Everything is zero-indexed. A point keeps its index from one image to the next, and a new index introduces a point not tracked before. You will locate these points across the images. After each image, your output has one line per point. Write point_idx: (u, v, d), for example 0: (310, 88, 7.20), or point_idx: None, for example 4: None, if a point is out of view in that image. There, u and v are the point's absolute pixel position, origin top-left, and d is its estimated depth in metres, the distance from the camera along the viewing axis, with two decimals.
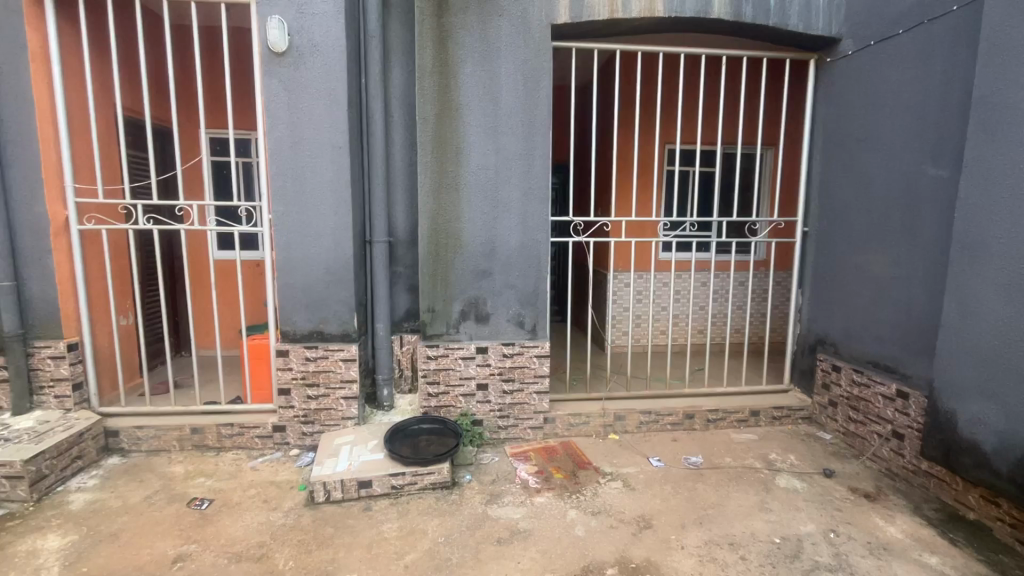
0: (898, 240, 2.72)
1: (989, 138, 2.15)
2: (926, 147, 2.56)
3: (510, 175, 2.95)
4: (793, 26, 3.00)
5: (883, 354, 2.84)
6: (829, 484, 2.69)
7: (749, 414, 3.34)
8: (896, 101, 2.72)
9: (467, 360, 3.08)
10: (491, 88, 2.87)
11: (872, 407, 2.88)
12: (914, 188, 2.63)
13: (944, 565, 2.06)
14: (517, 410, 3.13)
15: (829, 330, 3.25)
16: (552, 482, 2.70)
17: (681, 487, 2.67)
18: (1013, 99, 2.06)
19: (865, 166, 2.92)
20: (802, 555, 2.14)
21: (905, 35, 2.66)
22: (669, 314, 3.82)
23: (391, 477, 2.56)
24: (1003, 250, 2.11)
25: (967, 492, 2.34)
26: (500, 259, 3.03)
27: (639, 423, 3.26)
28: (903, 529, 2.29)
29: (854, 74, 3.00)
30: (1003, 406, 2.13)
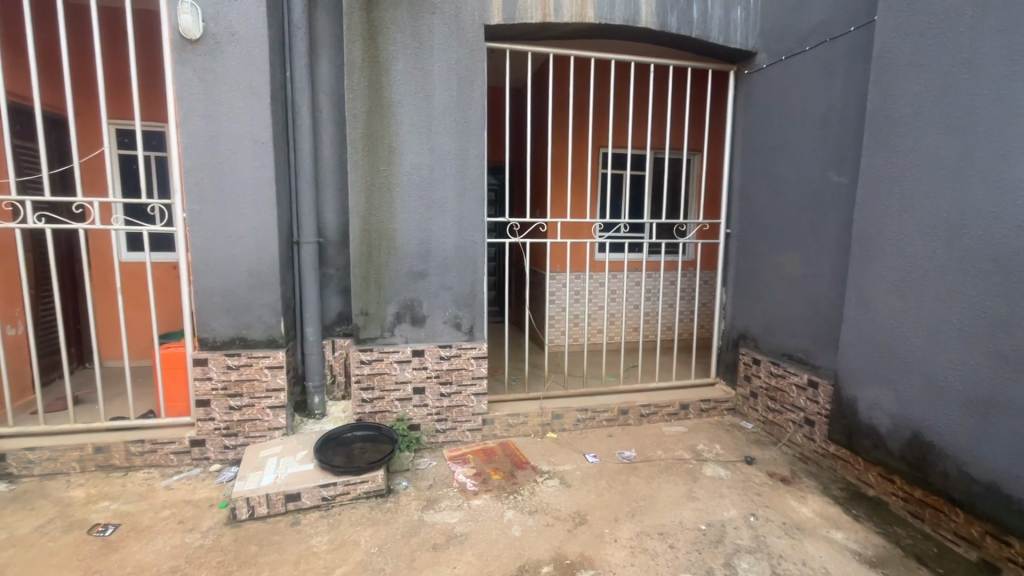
0: (807, 241, 2.95)
1: (879, 149, 2.37)
2: (830, 156, 2.78)
3: (444, 175, 2.92)
4: (714, 38, 3.17)
5: (796, 347, 3.06)
6: (749, 470, 2.86)
7: (679, 407, 3.49)
8: (803, 112, 2.94)
9: (403, 364, 3.01)
10: (424, 87, 2.82)
11: (787, 396, 3.09)
12: (820, 192, 2.84)
13: (848, 539, 2.24)
14: (454, 412, 3.09)
15: (749, 326, 3.46)
16: (490, 484, 2.69)
17: (614, 481, 2.75)
18: (897, 112, 2.28)
19: (779, 172, 3.14)
20: (724, 539, 2.26)
21: (812, 52, 2.87)
22: (603, 313, 3.92)
23: (321, 489, 2.45)
24: (893, 250, 2.33)
25: (867, 470, 2.57)
26: (436, 260, 2.99)
27: (576, 421, 3.32)
28: (813, 509, 2.47)
29: (768, 86, 3.21)
30: (895, 392, 2.35)
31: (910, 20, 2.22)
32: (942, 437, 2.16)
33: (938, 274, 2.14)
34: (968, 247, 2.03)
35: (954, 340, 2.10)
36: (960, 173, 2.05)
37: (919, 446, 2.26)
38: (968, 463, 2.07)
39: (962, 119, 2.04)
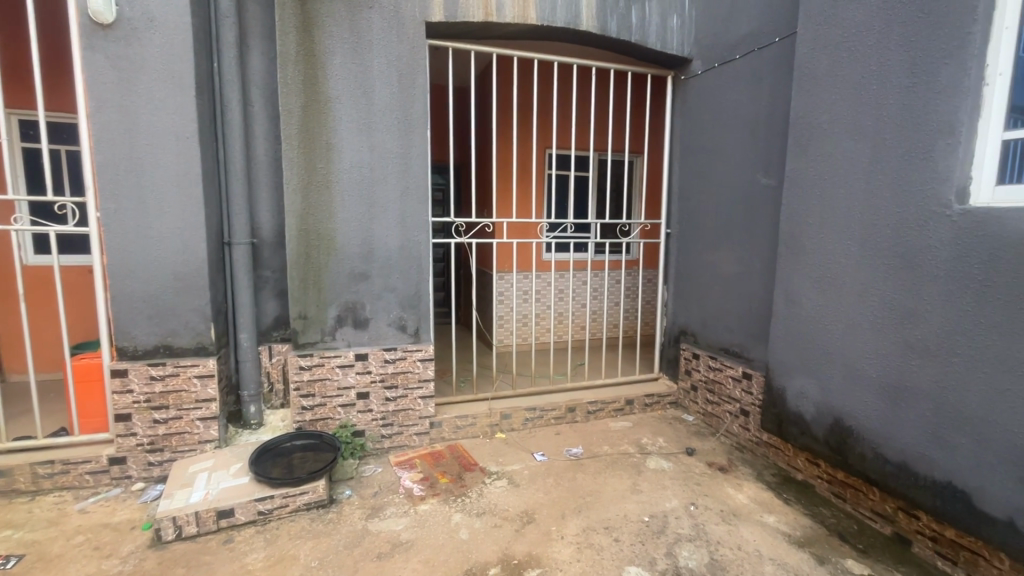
0: (740, 240, 3.10)
1: (802, 153, 2.52)
2: (759, 159, 2.93)
3: (387, 174, 2.85)
4: (651, 44, 3.27)
5: (731, 341, 3.21)
6: (690, 461, 2.96)
7: (624, 403, 3.58)
8: (735, 118, 3.09)
9: (345, 369, 2.91)
10: (363, 83, 2.74)
11: (724, 388, 3.24)
12: (751, 193, 3.00)
13: (779, 522, 2.37)
14: (401, 416, 3.02)
15: (689, 322, 3.60)
16: (437, 488, 2.65)
17: (562, 478, 2.78)
18: (816, 119, 2.44)
19: (713, 174, 3.29)
20: (666, 530, 2.32)
21: (741, 60, 3.02)
22: (551, 312, 3.96)
23: (257, 503, 2.32)
24: (815, 249, 2.48)
25: (796, 456, 2.72)
26: (378, 261, 2.91)
27: (525, 420, 3.33)
28: (748, 495, 2.59)
29: (702, 92, 3.35)
30: (818, 381, 2.51)
31: (826, 33, 2.36)
32: (859, 422, 2.32)
33: (853, 270, 2.30)
34: (877, 244, 2.19)
35: (867, 331, 2.26)
36: (870, 175, 2.20)
37: (841, 431, 2.42)
38: (882, 444, 2.23)
39: (871, 126, 2.20)
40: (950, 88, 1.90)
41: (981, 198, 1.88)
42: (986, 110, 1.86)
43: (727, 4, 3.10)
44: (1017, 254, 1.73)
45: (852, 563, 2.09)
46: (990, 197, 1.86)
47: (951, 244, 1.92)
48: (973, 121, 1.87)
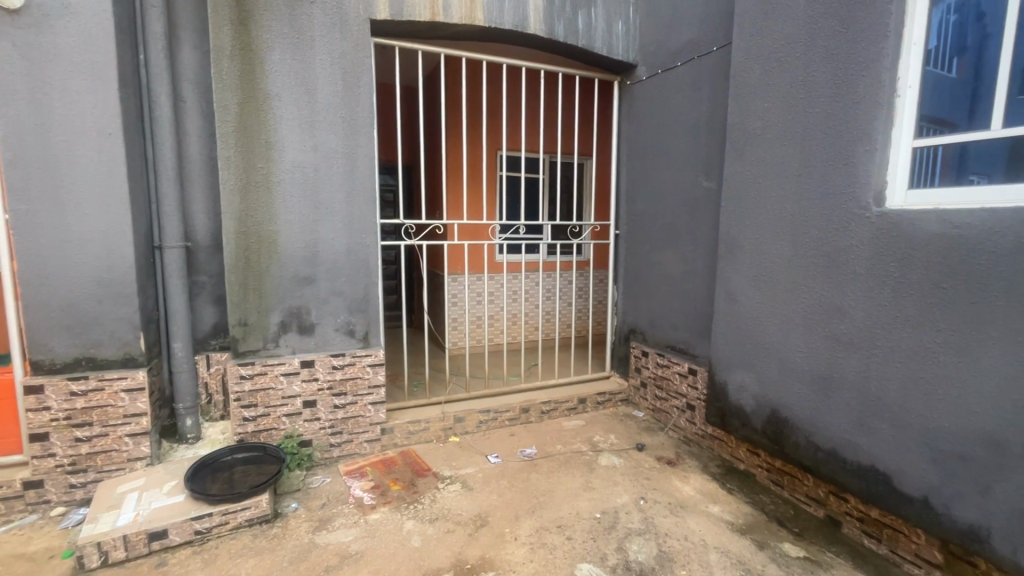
0: (684, 241, 3.21)
1: (739, 158, 2.64)
2: (700, 163, 3.05)
3: (331, 174, 2.76)
4: (598, 49, 3.34)
5: (678, 338, 3.32)
6: (640, 457, 3.04)
7: (577, 402, 3.63)
8: (677, 123, 3.21)
9: (290, 377, 2.80)
10: (304, 80, 2.65)
11: (672, 384, 3.35)
12: (693, 196, 3.11)
13: (723, 511, 2.47)
14: (350, 424, 2.94)
15: (638, 321, 3.70)
16: (389, 495, 2.59)
17: (516, 479, 2.78)
18: (751, 125, 2.56)
19: (658, 177, 3.39)
20: (617, 525, 2.37)
21: (683, 67, 3.13)
22: (504, 314, 3.97)
23: (193, 522, 2.19)
24: (751, 249, 2.60)
25: (737, 447, 2.85)
26: (324, 264, 2.82)
27: (479, 422, 3.31)
28: (695, 487, 2.69)
29: (647, 97, 3.45)
30: (757, 374, 2.63)
31: (759, 44, 2.49)
32: (794, 412, 2.45)
33: (786, 269, 2.43)
34: (806, 244, 2.32)
35: (800, 326, 2.39)
36: (800, 179, 2.33)
37: (777, 421, 2.55)
38: (814, 432, 2.36)
39: (799, 133, 2.33)
40: (867, 99, 2.04)
41: (896, 201, 2.02)
42: (899, 119, 2.00)
43: (668, 12, 3.21)
44: (926, 252, 1.88)
45: (789, 547, 2.20)
46: (904, 200, 2.00)
47: (870, 243, 2.06)
48: (888, 130, 2.02)
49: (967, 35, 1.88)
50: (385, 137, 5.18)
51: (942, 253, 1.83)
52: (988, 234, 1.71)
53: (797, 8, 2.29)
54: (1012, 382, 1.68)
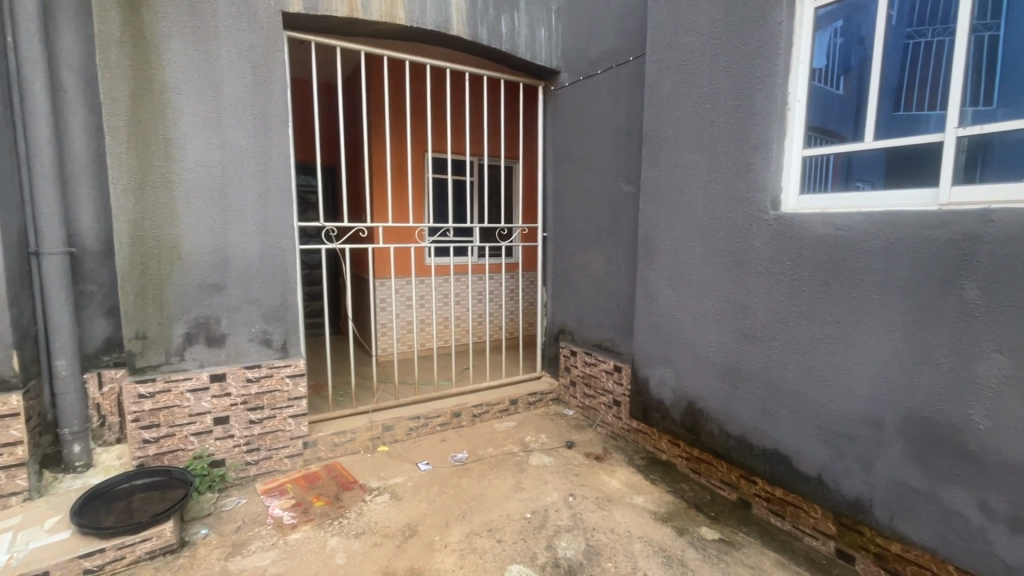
0: (607, 243, 3.32)
1: (655, 163, 2.77)
2: (620, 168, 3.17)
3: (241, 174, 2.59)
4: (521, 54, 3.38)
5: (603, 337, 3.43)
6: (569, 454, 3.11)
7: (508, 403, 3.65)
8: (599, 129, 3.32)
9: (198, 393, 2.59)
10: (208, 73, 2.46)
11: (599, 381, 3.45)
12: (615, 199, 3.23)
13: (646, 502, 2.57)
14: (268, 439, 2.77)
15: (567, 321, 3.79)
16: (311, 513, 2.46)
17: (447, 486, 2.74)
18: (665, 133, 2.69)
19: (582, 181, 3.50)
20: (546, 524, 2.40)
21: (602, 75, 3.24)
22: (433, 318, 3.91)
23: (81, 560, 1.95)
24: (667, 250, 2.74)
25: (660, 439, 2.99)
26: (234, 270, 2.63)
27: (409, 430, 3.24)
28: (621, 480, 2.78)
29: (571, 103, 3.54)
30: (674, 369, 2.77)
31: (670, 56, 2.62)
32: (707, 403, 2.60)
33: (698, 268, 2.58)
34: (715, 245, 2.47)
35: (711, 322, 2.54)
36: (708, 184, 2.48)
37: (694, 413, 2.70)
38: (726, 421, 2.52)
39: (706, 142, 2.48)
40: (765, 111, 2.21)
41: (788, 205, 2.21)
42: (790, 131, 2.19)
43: (588, 22, 3.31)
44: (815, 251, 2.06)
45: (706, 531, 2.33)
46: (796, 204, 2.20)
47: (769, 243, 2.23)
48: (781, 141, 2.20)
49: (851, 57, 2.06)
50: (304, 135, 4.94)
51: (828, 252, 2.02)
52: (864, 235, 1.91)
53: (702, 24, 2.44)
54: (886, 367, 1.88)
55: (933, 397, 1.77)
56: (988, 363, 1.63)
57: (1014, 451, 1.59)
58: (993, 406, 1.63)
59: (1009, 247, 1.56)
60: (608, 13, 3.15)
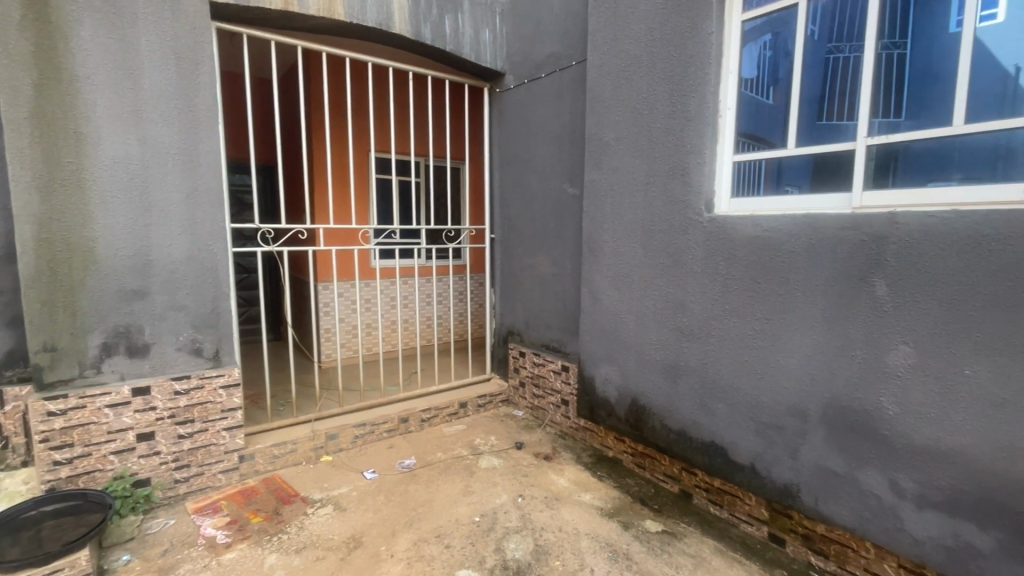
0: (553, 244, 3.36)
1: (597, 166, 2.83)
2: (564, 170, 3.22)
3: (165, 172, 2.42)
4: (465, 55, 3.37)
5: (551, 337, 3.46)
6: (518, 455, 3.12)
7: (458, 406, 3.62)
8: (543, 131, 3.35)
9: (118, 409, 2.39)
10: (125, 62, 2.29)
11: (548, 382, 3.49)
12: (560, 201, 3.28)
13: (593, 499, 2.62)
14: (200, 455, 2.60)
15: (515, 322, 3.80)
16: (247, 530, 2.33)
17: (394, 493, 2.68)
18: (606, 137, 2.76)
19: (528, 183, 3.52)
20: (495, 527, 2.39)
21: (546, 78, 3.28)
22: (379, 321, 3.82)
23: None
24: (610, 251, 2.80)
25: (607, 436, 3.07)
26: (159, 275, 2.46)
27: (354, 438, 3.14)
28: (569, 479, 2.82)
29: (516, 105, 3.56)
30: (618, 367, 2.84)
31: (610, 62, 2.69)
32: (650, 399, 2.68)
33: (639, 269, 2.65)
34: (654, 246, 2.55)
35: (651, 321, 2.62)
36: (647, 187, 2.56)
37: (637, 409, 2.77)
38: (667, 416, 2.61)
39: (645, 146, 2.56)
40: (699, 117, 2.31)
41: (721, 208, 2.32)
42: (722, 137, 2.29)
43: (532, 26, 3.35)
44: (745, 252, 2.17)
45: (650, 524, 2.40)
46: (728, 207, 2.31)
47: (703, 244, 2.33)
48: (714, 147, 2.30)
49: (779, 69, 2.18)
50: (237, 130, 4.69)
51: (757, 253, 2.13)
52: (788, 236, 2.03)
53: (639, 32, 2.52)
54: (809, 360, 2.01)
55: (850, 387, 1.90)
56: (896, 353, 1.77)
57: (919, 433, 1.73)
58: (901, 392, 1.77)
59: (913, 246, 1.70)
60: (551, 17, 3.20)
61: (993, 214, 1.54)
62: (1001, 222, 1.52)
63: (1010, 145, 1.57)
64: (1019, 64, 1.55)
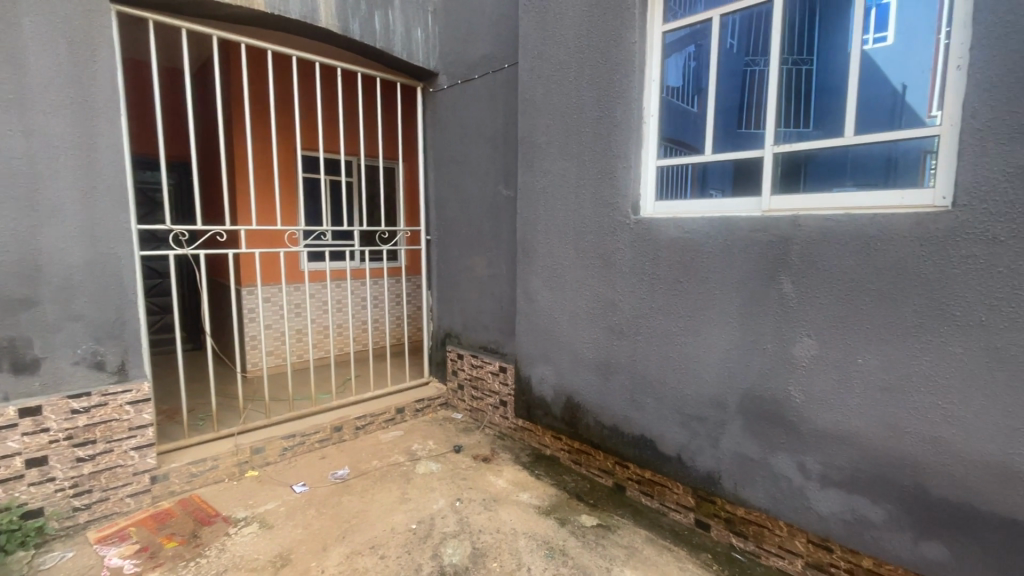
0: (489, 246, 3.37)
1: (530, 169, 2.86)
2: (499, 172, 3.23)
3: (56, 167, 2.19)
4: (397, 53, 3.30)
5: (488, 339, 3.47)
6: (456, 458, 3.09)
7: (395, 412, 3.54)
8: (477, 132, 3.35)
9: (2, 433, 2.12)
10: (3, 45, 2.04)
11: (485, 383, 3.49)
12: (494, 203, 3.29)
13: (530, 497, 2.65)
14: (104, 478, 2.37)
15: (453, 325, 3.77)
16: (160, 557, 2.15)
17: (325, 506, 2.57)
18: (538, 140, 2.80)
19: (463, 184, 3.51)
20: (432, 533, 2.35)
21: (479, 79, 3.28)
22: (312, 325, 3.65)
23: None
24: (544, 253, 2.85)
25: (544, 434, 3.12)
26: (50, 282, 2.21)
27: (282, 450, 2.98)
28: (507, 479, 2.83)
29: (450, 105, 3.54)
30: (554, 367, 2.89)
31: (540, 66, 2.73)
32: (584, 397, 2.75)
33: (571, 269, 2.71)
34: (585, 247, 2.62)
35: (584, 321, 2.69)
36: (578, 190, 2.62)
37: (572, 407, 2.82)
38: (600, 413, 2.68)
39: (575, 149, 2.62)
40: (625, 123, 2.39)
41: (647, 210, 2.42)
42: (646, 142, 2.38)
43: (464, 26, 3.33)
44: (669, 252, 2.27)
45: (585, 519, 2.46)
46: (652, 209, 2.40)
47: (631, 245, 2.42)
48: (640, 151, 2.39)
49: (699, 80, 2.30)
50: (140, 122, 4.34)
51: (679, 253, 2.24)
52: (707, 237, 2.14)
53: (568, 38, 2.57)
54: (727, 355, 2.13)
55: (763, 378, 2.03)
56: (801, 345, 1.92)
57: (822, 418, 1.89)
58: (806, 381, 1.92)
59: (814, 246, 1.85)
60: (483, 19, 3.20)
61: (882, 218, 1.70)
62: (887, 224, 1.69)
63: (895, 155, 1.74)
64: (905, 83, 1.72)
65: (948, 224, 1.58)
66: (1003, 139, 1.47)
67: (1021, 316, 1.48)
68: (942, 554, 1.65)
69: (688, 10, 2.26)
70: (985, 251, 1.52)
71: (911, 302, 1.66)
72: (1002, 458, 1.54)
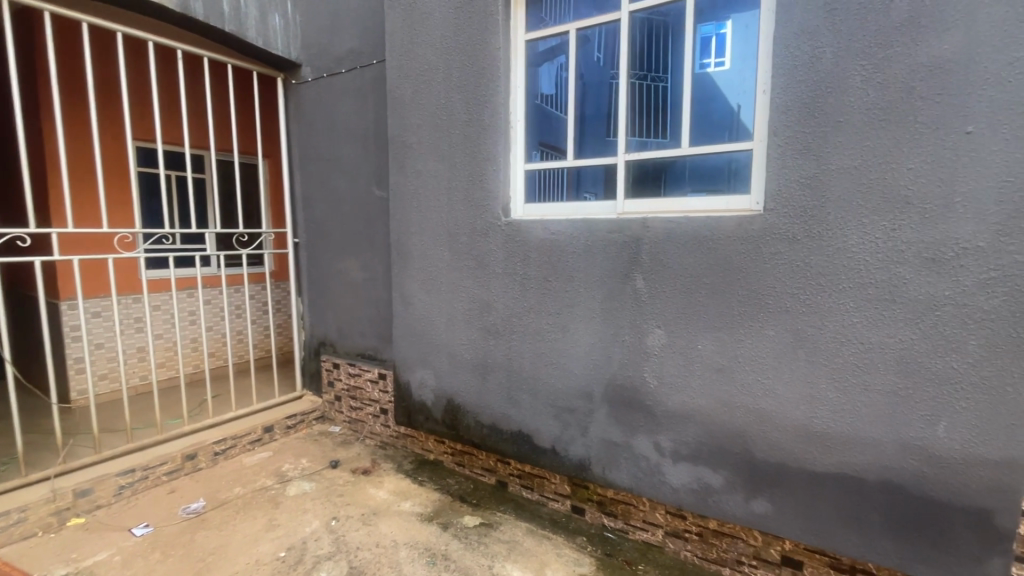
0: (362, 248, 3.23)
1: (402, 168, 2.79)
2: (371, 172, 3.11)
3: None
4: (252, 39, 3.01)
5: (365, 345, 3.32)
6: (333, 474, 2.91)
7: (261, 432, 3.23)
8: (346, 130, 3.19)
9: None
10: None
11: (364, 392, 3.34)
12: (367, 203, 3.16)
13: (412, 505, 2.58)
14: None
15: (326, 332, 3.55)
16: None
17: (174, 547, 2.26)
18: (409, 139, 2.74)
19: (333, 183, 3.32)
20: (303, 558, 2.18)
21: (346, 74, 3.12)
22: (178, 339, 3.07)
23: None
24: (419, 255, 2.79)
25: (427, 439, 3.08)
26: None
27: (118, 489, 2.56)
28: (388, 490, 2.74)
29: (315, 99, 3.32)
30: (433, 370, 2.85)
31: (409, 65, 2.67)
32: (463, 398, 2.74)
33: (446, 271, 2.70)
34: (459, 249, 2.62)
35: (461, 322, 2.69)
36: (450, 191, 2.62)
37: (452, 409, 2.81)
38: (479, 413, 2.70)
39: (446, 150, 2.61)
40: (494, 126, 2.44)
41: (517, 212, 2.49)
42: (515, 146, 2.46)
43: (328, 17, 3.15)
44: (538, 253, 2.36)
45: (468, 519, 2.46)
46: (522, 211, 2.49)
47: (503, 246, 2.47)
48: (509, 154, 2.46)
49: (562, 88, 2.42)
50: None
51: (547, 253, 2.34)
52: (570, 238, 2.26)
53: (436, 37, 2.55)
54: (593, 348, 2.27)
55: (622, 368, 2.20)
56: (653, 336, 2.11)
57: (672, 400, 2.10)
58: (658, 368, 2.12)
59: (661, 246, 2.04)
60: (348, 11, 3.05)
61: (713, 219, 1.94)
62: (717, 226, 1.92)
63: (724, 165, 1.99)
64: (739, 103, 1.95)
65: (760, 225, 1.84)
66: (797, 155, 1.76)
67: (814, 302, 1.78)
68: (766, 508, 1.93)
69: (552, 22, 2.36)
70: (788, 248, 1.80)
71: (736, 293, 1.91)
72: (805, 421, 1.83)
